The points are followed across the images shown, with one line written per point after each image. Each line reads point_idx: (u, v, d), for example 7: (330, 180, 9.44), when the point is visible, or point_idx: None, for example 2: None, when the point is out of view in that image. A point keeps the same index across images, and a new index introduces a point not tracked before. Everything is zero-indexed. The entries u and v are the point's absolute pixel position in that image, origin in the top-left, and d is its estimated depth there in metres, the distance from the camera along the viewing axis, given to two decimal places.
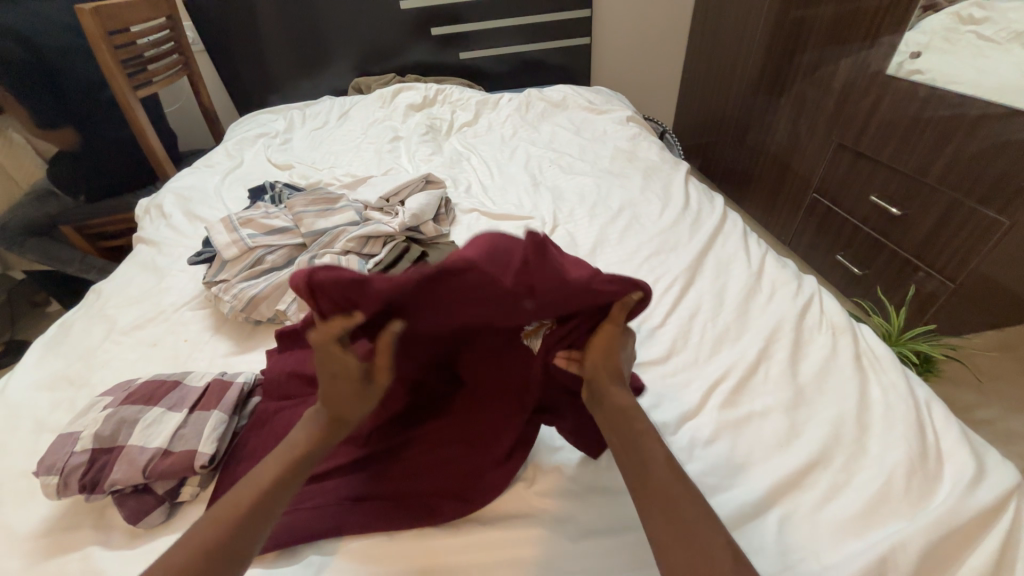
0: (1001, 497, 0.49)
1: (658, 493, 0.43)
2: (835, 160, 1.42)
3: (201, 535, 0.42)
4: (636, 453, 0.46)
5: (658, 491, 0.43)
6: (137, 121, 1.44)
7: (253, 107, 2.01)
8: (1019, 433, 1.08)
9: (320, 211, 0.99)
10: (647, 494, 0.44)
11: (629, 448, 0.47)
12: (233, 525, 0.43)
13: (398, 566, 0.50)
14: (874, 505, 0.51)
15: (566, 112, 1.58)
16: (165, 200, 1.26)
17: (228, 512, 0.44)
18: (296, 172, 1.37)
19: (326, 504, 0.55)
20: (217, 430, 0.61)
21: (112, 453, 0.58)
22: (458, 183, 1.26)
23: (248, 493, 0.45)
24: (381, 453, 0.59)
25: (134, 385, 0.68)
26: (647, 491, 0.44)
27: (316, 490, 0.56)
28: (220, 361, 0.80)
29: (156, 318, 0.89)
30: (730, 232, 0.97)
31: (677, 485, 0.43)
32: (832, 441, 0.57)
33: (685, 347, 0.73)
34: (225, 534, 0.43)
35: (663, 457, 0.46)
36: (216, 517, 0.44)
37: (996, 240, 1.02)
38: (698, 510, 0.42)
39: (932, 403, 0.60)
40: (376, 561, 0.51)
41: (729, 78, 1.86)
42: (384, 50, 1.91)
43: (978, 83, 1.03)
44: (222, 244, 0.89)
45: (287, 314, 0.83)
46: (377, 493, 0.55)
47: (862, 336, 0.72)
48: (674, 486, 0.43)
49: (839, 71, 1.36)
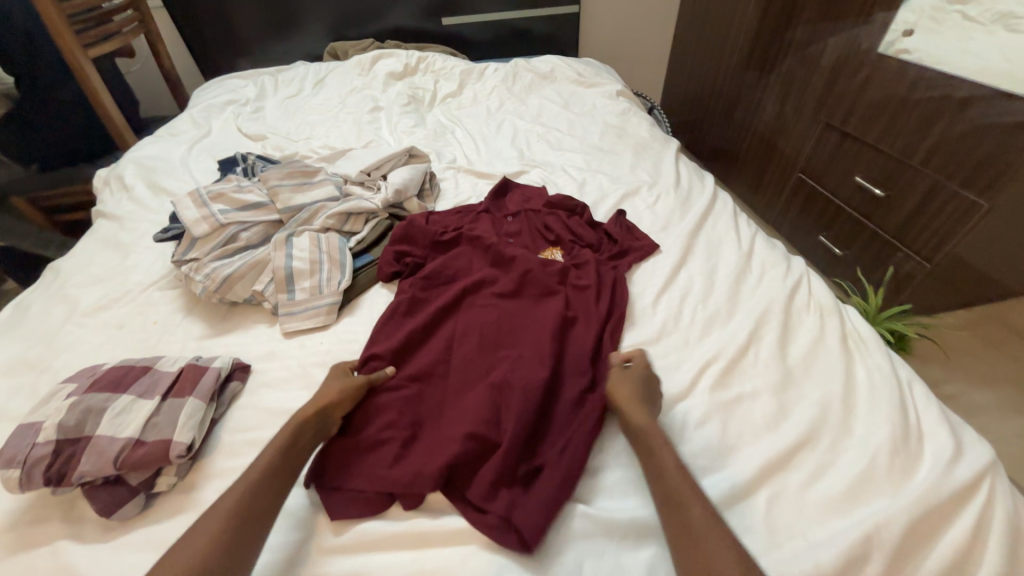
0: (979, 475, 0.51)
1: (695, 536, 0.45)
2: (821, 141, 1.43)
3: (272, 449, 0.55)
4: (676, 491, 0.49)
5: (688, 528, 0.46)
6: (89, 83, 1.33)
7: (220, 71, 1.88)
8: (979, 406, 1.16)
9: (297, 185, 0.93)
10: (675, 531, 0.47)
11: (670, 485, 0.49)
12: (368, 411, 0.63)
13: (389, 554, 0.51)
14: (859, 484, 0.52)
15: (553, 85, 1.52)
16: (126, 171, 1.17)
17: (285, 434, 0.56)
18: (269, 144, 1.30)
19: (373, 461, 0.58)
20: (194, 418, 0.59)
21: (79, 444, 0.55)
22: (442, 157, 1.21)
23: (339, 409, 0.61)
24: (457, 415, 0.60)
25: (100, 370, 0.63)
26: (676, 531, 0.47)
27: (354, 455, 0.59)
28: (194, 345, 0.76)
29: (123, 299, 0.84)
30: (721, 212, 0.96)
31: (711, 518, 0.46)
32: (819, 422, 0.58)
33: (676, 330, 0.73)
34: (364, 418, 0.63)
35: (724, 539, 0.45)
36: (276, 441, 0.56)
37: (974, 222, 1.04)
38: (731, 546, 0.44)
39: (914, 383, 0.62)
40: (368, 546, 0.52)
41: (718, 53, 1.82)
42: (362, 13, 1.80)
43: (964, 65, 1.02)
44: (190, 220, 0.82)
45: (264, 295, 0.79)
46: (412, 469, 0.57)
47: (847, 317, 0.73)
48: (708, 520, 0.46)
49: (829, 50, 1.35)
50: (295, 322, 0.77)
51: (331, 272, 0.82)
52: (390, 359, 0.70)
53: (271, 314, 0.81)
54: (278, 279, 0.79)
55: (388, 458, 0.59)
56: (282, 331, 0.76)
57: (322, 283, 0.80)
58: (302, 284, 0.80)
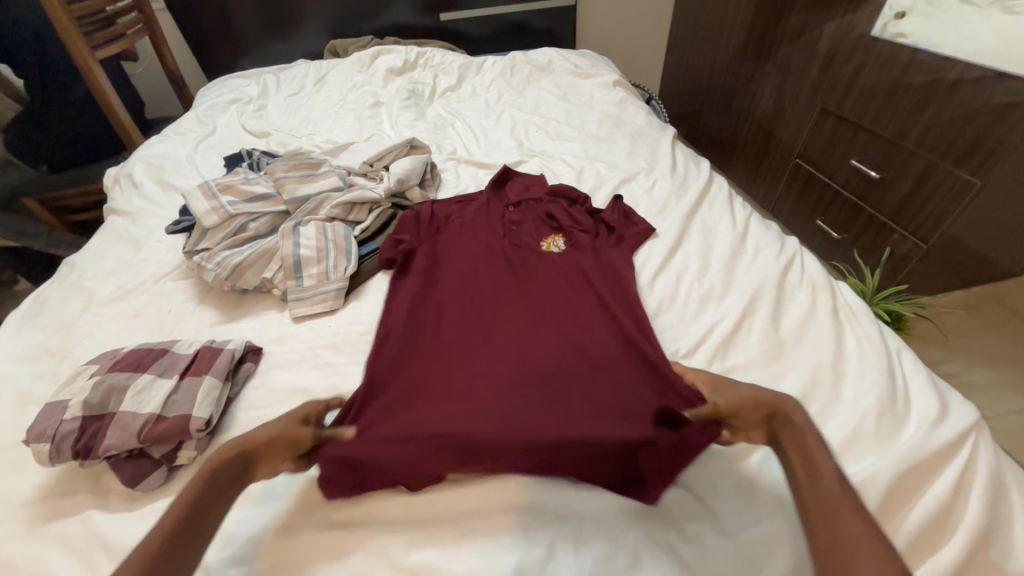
0: (962, 434, 0.53)
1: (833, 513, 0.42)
2: (818, 126, 1.44)
3: (155, 533, 0.44)
4: (795, 466, 0.47)
5: (822, 504, 0.43)
6: (97, 84, 1.37)
7: (222, 72, 1.91)
8: (977, 384, 1.17)
9: (302, 176, 0.96)
10: (810, 508, 0.44)
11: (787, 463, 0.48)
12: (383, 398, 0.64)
13: (403, 528, 0.52)
14: (847, 445, 0.55)
15: (551, 77, 1.54)
16: (135, 169, 1.21)
17: (175, 513, 0.46)
18: (273, 140, 1.33)
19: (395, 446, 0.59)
20: (211, 395, 0.62)
21: (104, 420, 0.58)
22: (442, 148, 1.24)
23: (267, 461, 0.53)
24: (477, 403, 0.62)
25: (120, 353, 0.67)
26: (811, 506, 0.44)
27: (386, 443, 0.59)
28: (207, 331, 0.79)
29: (137, 289, 0.87)
30: (716, 195, 0.98)
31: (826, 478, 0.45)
32: (810, 389, 0.61)
33: (672, 307, 0.75)
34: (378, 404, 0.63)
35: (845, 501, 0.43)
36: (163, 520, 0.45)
37: (968, 201, 1.06)
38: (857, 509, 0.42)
39: (903, 352, 0.64)
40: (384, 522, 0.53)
41: (716, 42, 1.83)
42: (361, 11, 1.82)
43: (959, 47, 1.04)
44: (200, 211, 0.85)
45: (274, 282, 0.82)
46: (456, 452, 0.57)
47: (839, 292, 0.75)
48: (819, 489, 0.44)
49: (824, 35, 1.36)
50: (304, 307, 0.79)
51: (337, 259, 0.85)
52: (397, 349, 0.70)
53: (280, 301, 0.84)
54: (286, 266, 0.82)
55: None
56: (291, 316, 0.79)
57: (328, 270, 0.83)
58: (309, 271, 0.82)
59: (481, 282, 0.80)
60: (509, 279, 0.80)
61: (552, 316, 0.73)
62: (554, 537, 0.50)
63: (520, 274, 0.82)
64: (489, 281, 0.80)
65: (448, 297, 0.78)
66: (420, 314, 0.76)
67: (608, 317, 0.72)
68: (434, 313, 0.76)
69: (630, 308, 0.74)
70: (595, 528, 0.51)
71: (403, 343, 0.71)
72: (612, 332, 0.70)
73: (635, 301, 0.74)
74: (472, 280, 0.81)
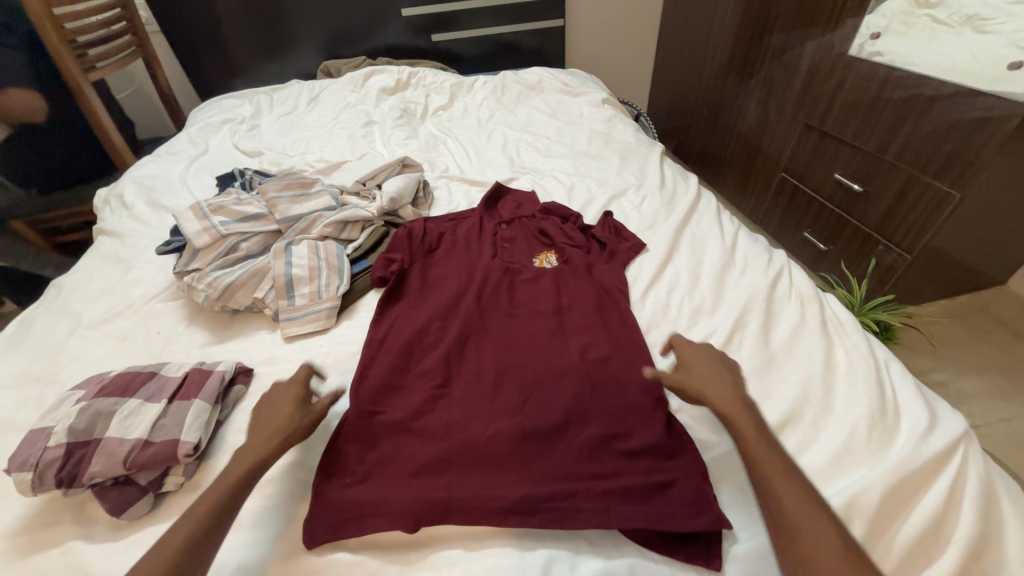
0: (951, 445, 0.53)
1: (798, 522, 0.44)
2: (802, 141, 1.48)
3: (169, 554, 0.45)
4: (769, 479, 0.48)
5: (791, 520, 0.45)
6: (89, 105, 1.37)
7: (216, 93, 1.92)
8: (967, 393, 1.18)
9: (295, 196, 0.96)
10: (779, 520, 0.46)
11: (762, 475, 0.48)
12: (376, 426, 0.63)
13: (401, 559, 0.51)
14: (839, 457, 0.55)
15: (541, 95, 1.57)
16: (126, 189, 1.20)
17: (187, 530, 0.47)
18: (266, 159, 1.33)
19: (387, 479, 0.57)
20: (200, 419, 0.61)
21: (89, 446, 0.57)
22: (435, 166, 1.25)
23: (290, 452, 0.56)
24: (472, 433, 0.61)
25: (107, 377, 0.66)
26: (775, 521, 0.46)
27: (379, 475, 0.58)
28: (197, 352, 0.78)
29: (126, 311, 0.86)
30: (705, 209, 1.00)
31: (803, 497, 0.46)
32: (801, 401, 0.61)
33: (664, 320, 0.76)
34: (369, 434, 0.62)
35: (818, 521, 0.44)
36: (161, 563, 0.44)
37: (949, 213, 1.08)
38: (827, 529, 0.44)
39: (891, 363, 0.65)
40: (384, 556, 0.51)
41: (701, 60, 1.88)
42: (354, 33, 1.86)
43: (932, 64, 1.07)
44: (191, 232, 0.85)
45: (265, 302, 0.82)
46: (450, 485, 0.56)
47: (827, 304, 0.76)
48: (804, 505, 0.45)
49: (805, 54, 1.40)
50: (296, 326, 0.79)
51: (330, 278, 0.85)
52: (389, 375, 0.70)
53: (271, 320, 0.83)
54: (278, 285, 0.82)
55: (418, 472, 0.57)
56: (283, 335, 0.79)
57: (321, 289, 0.83)
58: (302, 290, 0.82)
59: (475, 304, 0.80)
60: (501, 303, 0.80)
61: (545, 339, 0.73)
62: (550, 557, 0.50)
63: (513, 297, 0.82)
64: (482, 303, 0.80)
65: (441, 319, 0.78)
66: (413, 337, 0.75)
67: (601, 341, 0.72)
68: (427, 337, 0.75)
69: (624, 327, 0.74)
70: (592, 550, 0.51)
71: (396, 368, 0.71)
72: (606, 356, 0.69)
73: (631, 317, 0.75)
74: (464, 301, 0.81)
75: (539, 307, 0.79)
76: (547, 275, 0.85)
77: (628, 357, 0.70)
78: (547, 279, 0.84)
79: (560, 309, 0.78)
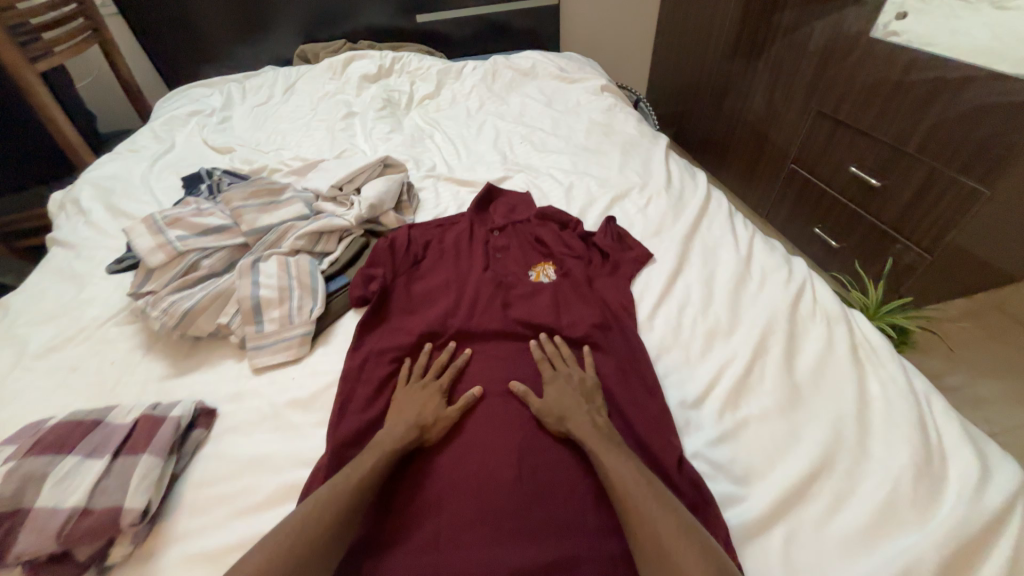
0: (1010, 501, 0.47)
1: (644, 513, 0.45)
2: (814, 129, 1.38)
3: None
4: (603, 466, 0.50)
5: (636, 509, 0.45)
6: (37, 98, 1.24)
7: (185, 81, 1.79)
8: (985, 399, 1.13)
9: (262, 204, 0.87)
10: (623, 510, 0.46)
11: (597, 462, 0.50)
12: None
13: None
14: (880, 515, 0.48)
15: (535, 82, 1.46)
16: (82, 193, 1.10)
17: None
18: (237, 157, 1.23)
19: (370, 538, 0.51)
20: (149, 478, 0.53)
21: (16, 518, 0.49)
22: (420, 164, 1.15)
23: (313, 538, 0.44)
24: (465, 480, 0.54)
25: (44, 428, 0.57)
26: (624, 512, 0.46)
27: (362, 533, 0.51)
28: (154, 388, 0.69)
29: (76, 338, 0.77)
30: (716, 212, 0.91)
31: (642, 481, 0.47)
32: (834, 445, 0.54)
33: (676, 345, 0.68)
34: None
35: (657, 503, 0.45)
36: None
37: (975, 210, 1.01)
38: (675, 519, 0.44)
39: (932, 397, 0.57)
40: None
41: (704, 40, 1.76)
42: (332, 13, 1.71)
43: (954, 45, 0.99)
44: (145, 249, 0.76)
45: (230, 328, 0.73)
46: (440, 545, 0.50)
47: (855, 323, 0.68)
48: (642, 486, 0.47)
49: (817, 34, 1.30)
50: (265, 356, 0.71)
51: (303, 298, 0.76)
52: (370, 411, 0.63)
53: (239, 347, 0.75)
54: (244, 309, 0.73)
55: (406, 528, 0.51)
56: (250, 366, 0.70)
57: (292, 312, 0.74)
58: (271, 314, 0.73)
59: (464, 323, 0.72)
60: (494, 320, 0.73)
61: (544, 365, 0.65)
62: None
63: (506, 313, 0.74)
64: (472, 323, 0.72)
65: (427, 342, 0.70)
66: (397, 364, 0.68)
67: (604, 369, 0.65)
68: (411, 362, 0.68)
69: (631, 356, 0.66)
70: None
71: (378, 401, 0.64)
72: (610, 387, 0.62)
73: (639, 345, 0.67)
74: (452, 318, 0.73)
75: (536, 326, 0.71)
76: (544, 289, 0.77)
77: (635, 392, 0.62)
78: (544, 295, 0.76)
79: (558, 329, 0.70)
